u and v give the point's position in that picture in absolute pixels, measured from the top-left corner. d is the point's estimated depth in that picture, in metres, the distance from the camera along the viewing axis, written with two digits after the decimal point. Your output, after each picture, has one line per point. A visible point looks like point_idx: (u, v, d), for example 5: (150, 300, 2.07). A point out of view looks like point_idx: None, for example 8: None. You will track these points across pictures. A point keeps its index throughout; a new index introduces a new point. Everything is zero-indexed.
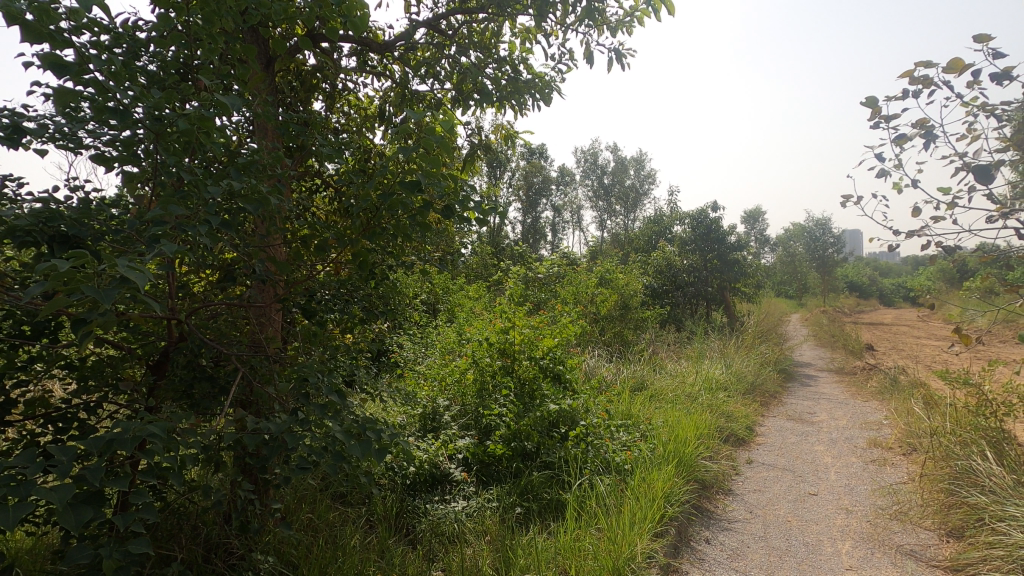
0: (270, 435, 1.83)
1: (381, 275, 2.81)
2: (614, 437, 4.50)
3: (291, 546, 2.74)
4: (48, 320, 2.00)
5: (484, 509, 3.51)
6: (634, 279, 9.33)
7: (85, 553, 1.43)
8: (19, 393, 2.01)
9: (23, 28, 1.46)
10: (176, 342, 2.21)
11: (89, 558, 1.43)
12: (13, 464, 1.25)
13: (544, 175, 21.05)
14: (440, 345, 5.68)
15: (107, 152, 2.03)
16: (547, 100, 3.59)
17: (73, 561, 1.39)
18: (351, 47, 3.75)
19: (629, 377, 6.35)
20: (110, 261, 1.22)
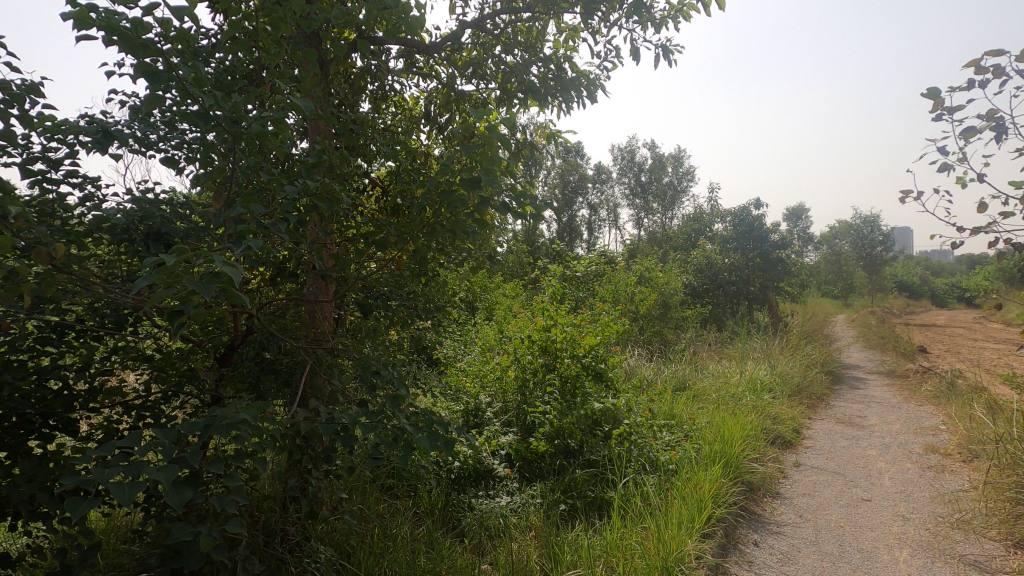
0: (342, 424, 1.89)
1: (433, 271, 2.86)
2: (657, 436, 4.47)
3: (346, 536, 2.82)
4: (128, 313, 2.11)
5: (528, 505, 3.54)
6: (674, 277, 9.20)
7: (187, 531, 1.54)
8: (102, 382, 2.13)
9: (121, 41, 1.58)
10: (244, 335, 2.32)
11: (188, 536, 1.53)
12: (123, 444, 1.33)
13: (580, 174, 20.92)
14: (480, 343, 5.73)
15: (179, 156, 2.16)
16: (593, 97, 3.59)
17: (177, 539, 1.51)
18: (399, 49, 3.82)
19: (670, 377, 6.26)
20: (208, 256, 1.30)
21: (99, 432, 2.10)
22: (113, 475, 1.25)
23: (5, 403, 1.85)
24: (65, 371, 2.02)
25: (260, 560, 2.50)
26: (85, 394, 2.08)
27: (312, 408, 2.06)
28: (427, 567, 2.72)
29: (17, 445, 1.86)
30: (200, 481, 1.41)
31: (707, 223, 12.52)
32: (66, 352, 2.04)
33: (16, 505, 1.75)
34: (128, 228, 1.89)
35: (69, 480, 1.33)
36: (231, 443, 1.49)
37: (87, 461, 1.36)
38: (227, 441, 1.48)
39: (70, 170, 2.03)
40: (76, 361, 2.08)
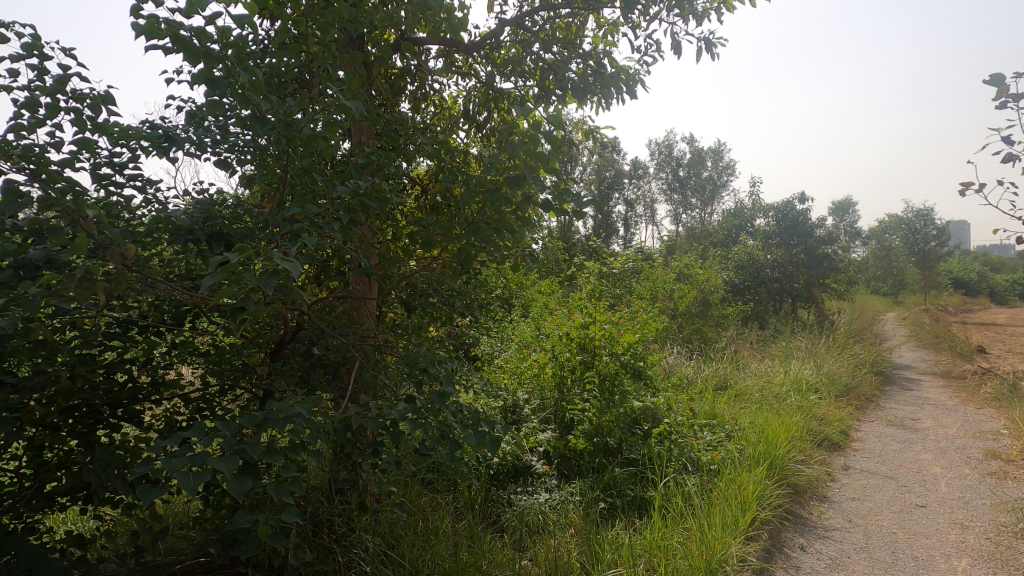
0: (391, 419, 1.94)
1: (475, 268, 2.89)
2: (698, 436, 4.41)
3: (391, 527, 2.89)
4: (187, 310, 2.21)
5: (567, 502, 3.55)
6: (714, 274, 9.01)
7: (248, 518, 1.61)
8: (163, 374, 2.24)
9: (186, 50, 1.66)
10: (294, 332, 2.40)
11: (249, 523, 1.61)
12: (188, 436, 1.40)
13: (616, 169, 20.67)
14: (517, 340, 5.76)
15: (232, 158, 2.26)
16: (633, 93, 3.55)
17: (239, 526, 1.58)
18: (438, 48, 3.86)
19: (711, 376, 6.14)
20: (268, 254, 1.35)
21: (160, 422, 2.21)
22: (180, 465, 1.32)
23: (78, 393, 1.97)
24: (130, 364, 2.13)
25: (310, 549, 2.59)
26: (148, 386, 2.19)
27: (361, 402, 2.12)
28: (469, 560, 2.76)
29: (88, 433, 1.98)
30: (259, 471, 1.47)
31: (749, 218, 12.21)
32: (131, 346, 2.14)
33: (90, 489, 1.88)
34: (191, 229, 1.97)
35: (140, 469, 1.41)
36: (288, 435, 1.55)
37: (157, 451, 1.44)
38: (284, 433, 1.54)
39: (132, 172, 2.14)
40: (139, 355, 2.19)
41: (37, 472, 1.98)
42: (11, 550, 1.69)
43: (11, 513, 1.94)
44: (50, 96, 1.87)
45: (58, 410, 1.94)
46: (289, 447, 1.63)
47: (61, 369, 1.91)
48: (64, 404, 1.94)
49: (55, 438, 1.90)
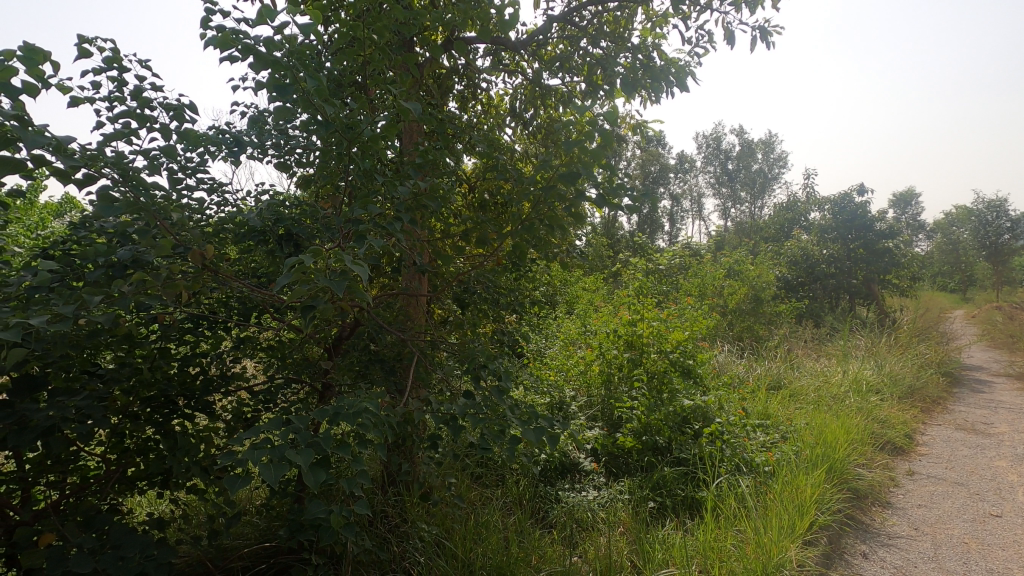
0: (452, 414, 1.97)
1: (525, 266, 2.90)
2: (751, 437, 4.29)
3: (444, 520, 2.95)
4: (254, 307, 2.31)
5: (615, 501, 3.53)
6: (766, 270, 8.72)
7: (318, 507, 1.68)
8: (232, 368, 2.35)
9: (255, 59, 1.74)
10: (353, 328, 2.49)
11: (320, 511, 1.67)
12: (265, 429, 1.46)
13: (661, 163, 20.27)
14: (563, 337, 5.75)
15: (291, 160, 2.40)
16: (684, 86, 3.48)
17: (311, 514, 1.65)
18: (486, 47, 3.88)
19: (764, 376, 5.96)
20: (338, 254, 1.41)
21: (230, 414, 2.32)
22: (259, 456, 1.39)
23: (156, 384, 2.09)
24: (203, 358, 2.25)
25: (368, 538, 2.67)
26: (218, 379, 2.30)
27: (420, 399, 2.17)
28: (521, 555, 2.79)
29: (166, 423, 2.09)
30: (331, 464, 1.53)
31: (803, 212, 11.76)
32: (202, 341, 2.25)
33: (171, 475, 1.99)
34: (263, 231, 2.08)
35: (223, 460, 1.49)
36: (358, 429, 1.61)
37: (235, 442, 1.52)
38: (354, 427, 1.60)
39: (202, 177, 2.25)
40: (210, 349, 2.31)
41: (120, 457, 2.11)
42: (101, 528, 1.81)
43: (97, 495, 2.07)
44: (128, 105, 1.98)
45: (139, 401, 2.06)
46: (357, 441, 1.69)
47: (143, 362, 2.03)
48: (146, 395, 2.06)
49: (137, 427, 2.02)
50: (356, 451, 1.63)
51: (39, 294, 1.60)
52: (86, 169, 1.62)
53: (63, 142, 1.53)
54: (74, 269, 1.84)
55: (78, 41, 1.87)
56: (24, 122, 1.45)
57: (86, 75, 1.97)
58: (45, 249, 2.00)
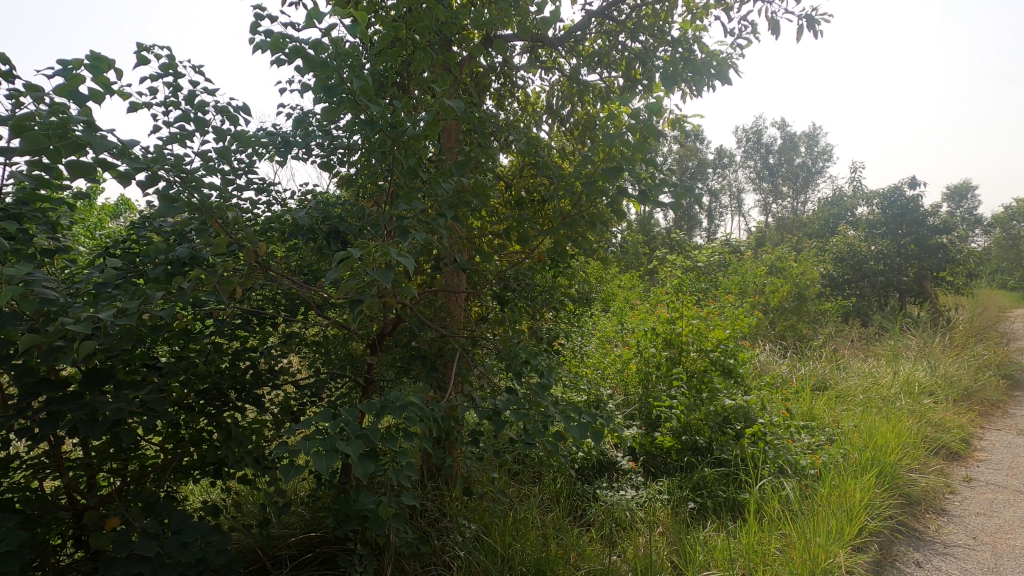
0: (494, 410, 1.99)
1: (564, 263, 2.89)
2: (795, 439, 4.17)
3: (483, 515, 2.97)
4: (300, 303, 2.38)
5: (653, 501, 3.49)
6: (810, 267, 8.44)
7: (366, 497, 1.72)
8: (280, 362, 2.43)
9: (304, 62, 1.79)
10: (395, 323, 2.55)
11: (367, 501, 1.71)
12: (317, 419, 1.50)
13: (699, 159, 19.85)
14: (599, 335, 5.71)
15: (334, 160, 2.47)
16: (726, 78, 3.39)
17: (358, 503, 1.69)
18: (523, 45, 3.88)
19: (808, 376, 5.79)
20: (383, 249, 1.44)
21: (278, 407, 2.40)
22: (313, 447, 1.43)
23: (210, 378, 2.18)
24: (252, 352, 2.33)
25: (409, 530, 2.72)
26: (268, 372, 2.38)
27: (461, 395, 2.19)
28: (560, 552, 2.79)
29: (219, 414, 2.18)
30: (380, 456, 1.57)
31: (849, 207, 11.38)
32: (252, 336, 2.34)
33: (225, 465, 2.07)
34: (311, 228, 2.13)
35: (277, 451, 1.53)
36: (405, 421, 1.64)
37: (287, 434, 1.57)
38: (401, 420, 1.63)
39: (251, 177, 2.34)
40: (259, 344, 2.39)
41: (176, 446, 2.20)
42: (161, 514, 1.90)
43: (155, 483, 2.16)
44: (183, 109, 2.07)
45: (194, 393, 2.15)
46: (404, 434, 1.72)
47: (198, 356, 2.12)
48: (200, 387, 2.15)
49: (193, 418, 2.11)
50: (403, 443, 1.66)
51: (106, 291, 1.69)
52: (149, 170, 1.70)
53: (127, 145, 1.61)
54: (136, 266, 1.93)
55: (136, 49, 1.96)
56: (91, 128, 1.54)
57: (143, 82, 2.06)
58: (107, 248, 2.11)
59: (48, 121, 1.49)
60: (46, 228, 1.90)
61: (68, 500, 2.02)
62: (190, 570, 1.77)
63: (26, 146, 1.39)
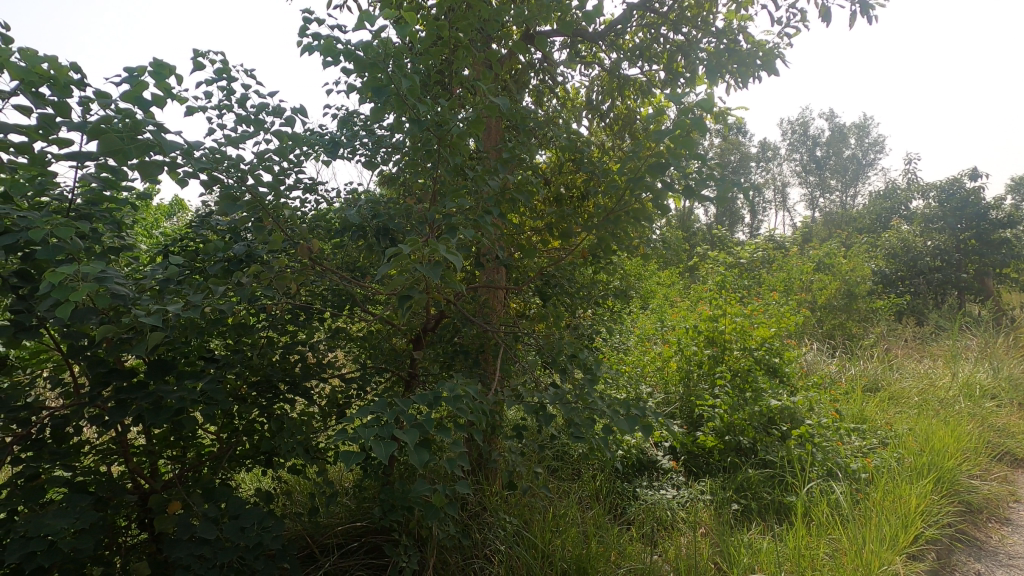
0: (539, 404, 2.00)
1: (605, 259, 2.87)
2: (845, 441, 4.03)
3: (524, 510, 2.99)
4: (348, 299, 2.45)
5: (695, 501, 3.43)
6: (860, 263, 8.10)
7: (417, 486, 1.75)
8: (328, 356, 2.50)
9: (354, 63, 1.83)
10: (439, 318, 2.59)
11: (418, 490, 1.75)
12: (374, 408, 1.54)
13: (741, 152, 19.31)
14: (639, 332, 5.64)
15: (378, 159, 2.52)
16: (773, 69, 3.29)
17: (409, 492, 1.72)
18: (562, 41, 3.86)
19: (859, 377, 5.57)
20: (434, 245, 1.47)
21: (326, 399, 2.47)
22: (373, 434, 1.46)
23: (263, 370, 2.26)
24: (302, 346, 2.40)
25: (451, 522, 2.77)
26: (317, 366, 2.46)
27: (504, 390, 2.21)
28: (600, 549, 2.78)
29: (272, 405, 2.26)
30: (433, 446, 1.60)
31: (903, 201, 10.88)
32: (302, 330, 2.41)
33: (279, 453, 2.15)
34: (361, 226, 2.19)
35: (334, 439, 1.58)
36: (456, 413, 1.67)
37: (342, 423, 1.61)
38: (453, 411, 1.67)
39: (299, 176, 2.41)
40: (308, 339, 2.46)
41: (231, 435, 2.29)
42: (220, 500, 1.99)
43: (212, 470, 2.26)
44: (236, 112, 2.14)
45: (249, 385, 2.24)
46: (455, 425, 1.75)
47: (252, 349, 2.20)
48: (255, 379, 2.23)
49: (248, 408, 2.19)
50: (453, 435, 1.70)
51: (170, 286, 1.77)
52: (209, 171, 1.78)
53: (189, 146, 1.69)
54: (195, 263, 2.02)
55: (194, 55, 2.05)
56: (157, 131, 1.62)
57: (199, 86, 2.15)
58: (167, 246, 2.21)
59: (117, 125, 1.58)
60: (113, 228, 2.01)
61: (134, 485, 2.13)
62: (249, 553, 1.86)
63: (100, 149, 1.47)
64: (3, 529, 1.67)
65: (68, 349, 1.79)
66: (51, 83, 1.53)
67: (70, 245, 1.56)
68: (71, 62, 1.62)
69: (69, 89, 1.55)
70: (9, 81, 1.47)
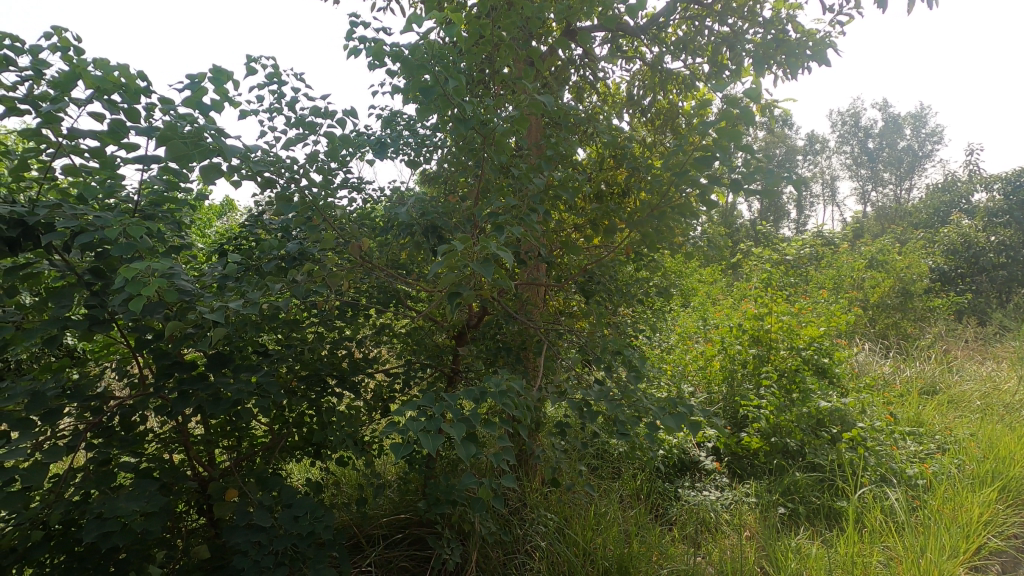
0: (584, 402, 1.99)
1: (649, 256, 2.84)
2: (900, 445, 3.86)
3: (565, 507, 2.99)
4: (393, 296, 2.50)
5: (740, 503, 3.35)
6: (917, 260, 7.73)
7: (466, 480, 1.78)
8: (374, 352, 2.56)
9: (402, 65, 1.87)
10: (482, 315, 2.62)
11: (467, 484, 1.77)
12: (422, 401, 1.57)
13: (787, 145, 18.70)
14: (680, 331, 5.55)
15: (421, 158, 2.56)
16: (825, 59, 3.18)
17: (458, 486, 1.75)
18: (603, 36, 3.83)
19: (915, 379, 5.32)
20: (484, 243, 1.49)
21: (373, 393, 2.54)
22: (422, 427, 1.49)
23: (313, 364, 2.34)
24: (350, 342, 2.47)
25: (493, 517, 2.79)
26: (364, 361, 2.52)
27: (548, 386, 2.21)
28: (642, 549, 2.75)
29: (322, 399, 2.33)
30: (479, 440, 1.62)
31: (964, 195, 10.34)
32: (350, 326, 2.48)
33: (329, 445, 2.22)
34: (407, 224, 2.23)
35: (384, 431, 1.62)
36: (502, 408, 1.69)
37: (393, 416, 1.65)
38: (499, 406, 1.68)
39: (346, 176, 2.47)
40: (356, 335, 2.53)
41: (282, 427, 2.38)
42: (274, 488, 2.07)
43: (265, 460, 2.35)
44: (287, 114, 2.21)
45: (300, 379, 2.32)
46: (499, 421, 1.77)
47: (303, 344, 2.28)
48: (306, 373, 2.31)
49: (299, 401, 2.27)
50: (499, 430, 1.71)
51: (229, 283, 1.85)
52: (264, 173, 1.86)
53: (247, 149, 1.77)
54: (251, 261, 2.10)
55: (248, 60, 2.12)
56: (217, 135, 1.69)
57: (252, 90, 2.23)
58: (223, 245, 2.30)
59: (181, 130, 1.66)
60: (174, 227, 2.11)
61: (193, 472, 2.24)
62: (301, 541, 1.92)
63: (166, 153, 1.55)
64: (79, 510, 1.78)
65: (135, 342, 1.89)
66: (122, 91, 1.62)
67: (140, 243, 1.65)
68: (140, 70, 1.71)
69: (138, 96, 1.64)
70: (84, 90, 1.57)
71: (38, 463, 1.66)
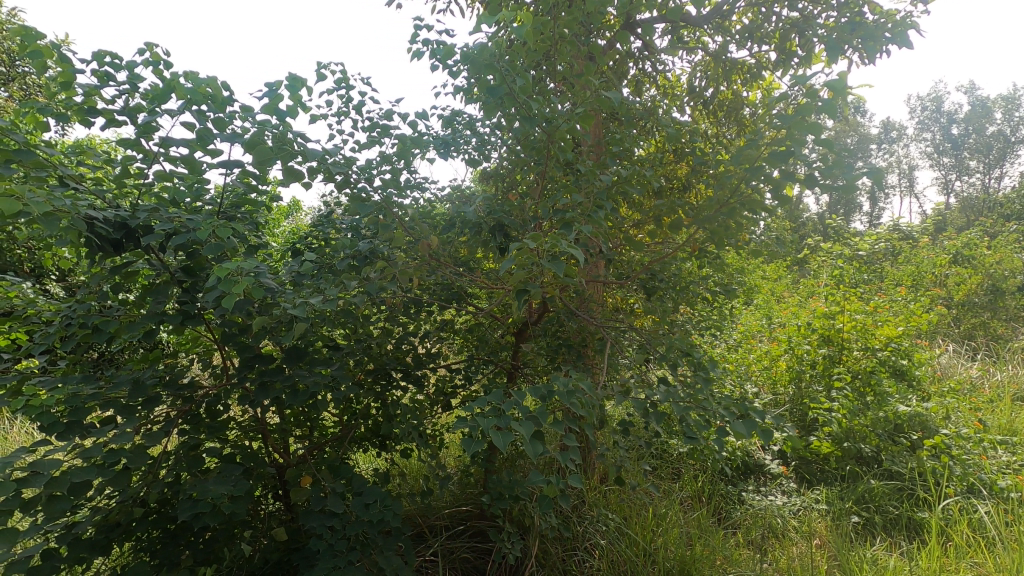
0: (649, 402, 1.97)
1: (712, 253, 2.77)
2: (990, 455, 3.58)
3: (624, 507, 2.96)
4: (455, 293, 2.55)
5: (809, 510, 3.22)
6: (1009, 255, 7.13)
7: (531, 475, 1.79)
8: (438, 348, 2.63)
9: (470, 66, 1.90)
10: (542, 314, 2.63)
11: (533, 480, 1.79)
12: (491, 398, 1.59)
13: (858, 133, 17.67)
14: (743, 330, 5.36)
15: (482, 157, 2.60)
16: (906, 42, 2.99)
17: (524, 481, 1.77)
18: (663, 27, 3.74)
19: (1007, 384, 4.92)
20: (554, 242, 1.49)
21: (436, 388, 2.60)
22: (491, 423, 1.51)
23: (381, 359, 2.42)
24: (414, 338, 2.54)
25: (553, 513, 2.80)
26: (428, 358, 2.59)
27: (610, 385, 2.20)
28: (705, 552, 2.69)
29: (388, 393, 2.42)
30: (546, 437, 1.63)
31: None
32: (414, 323, 2.55)
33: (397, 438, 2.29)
34: (470, 223, 2.28)
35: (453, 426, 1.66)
36: (568, 407, 1.69)
37: (461, 411, 1.69)
38: (565, 405, 1.68)
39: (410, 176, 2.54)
40: (420, 331, 2.60)
41: (351, 418, 2.48)
42: (345, 477, 2.16)
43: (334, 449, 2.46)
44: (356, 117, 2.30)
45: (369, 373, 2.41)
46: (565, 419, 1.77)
47: (371, 340, 2.36)
48: (374, 368, 2.39)
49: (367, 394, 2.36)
50: (564, 428, 1.71)
51: (305, 281, 1.94)
52: (339, 174, 1.95)
53: (324, 152, 1.86)
54: (323, 259, 2.20)
55: (319, 67, 2.22)
56: (297, 140, 1.78)
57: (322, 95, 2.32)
58: (296, 244, 2.42)
59: (264, 137, 1.76)
60: (252, 227, 2.23)
61: (270, 458, 2.37)
62: (372, 529, 2.00)
63: (253, 157, 1.66)
64: (172, 491, 1.92)
65: (220, 336, 2.02)
66: (210, 101, 1.73)
67: (226, 243, 1.76)
68: (224, 81, 1.82)
69: (224, 105, 1.75)
70: (177, 102, 1.69)
71: (138, 445, 1.80)
